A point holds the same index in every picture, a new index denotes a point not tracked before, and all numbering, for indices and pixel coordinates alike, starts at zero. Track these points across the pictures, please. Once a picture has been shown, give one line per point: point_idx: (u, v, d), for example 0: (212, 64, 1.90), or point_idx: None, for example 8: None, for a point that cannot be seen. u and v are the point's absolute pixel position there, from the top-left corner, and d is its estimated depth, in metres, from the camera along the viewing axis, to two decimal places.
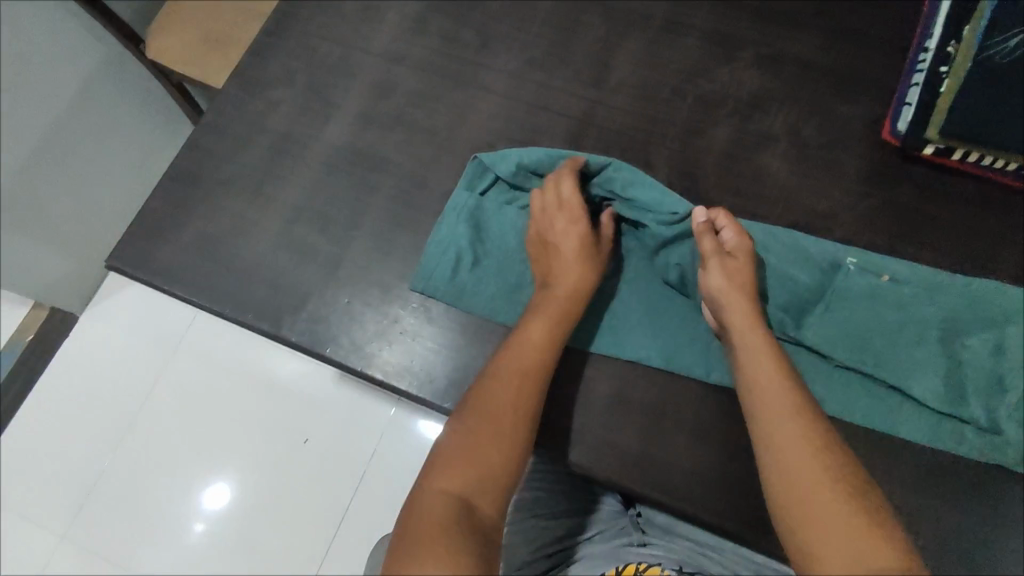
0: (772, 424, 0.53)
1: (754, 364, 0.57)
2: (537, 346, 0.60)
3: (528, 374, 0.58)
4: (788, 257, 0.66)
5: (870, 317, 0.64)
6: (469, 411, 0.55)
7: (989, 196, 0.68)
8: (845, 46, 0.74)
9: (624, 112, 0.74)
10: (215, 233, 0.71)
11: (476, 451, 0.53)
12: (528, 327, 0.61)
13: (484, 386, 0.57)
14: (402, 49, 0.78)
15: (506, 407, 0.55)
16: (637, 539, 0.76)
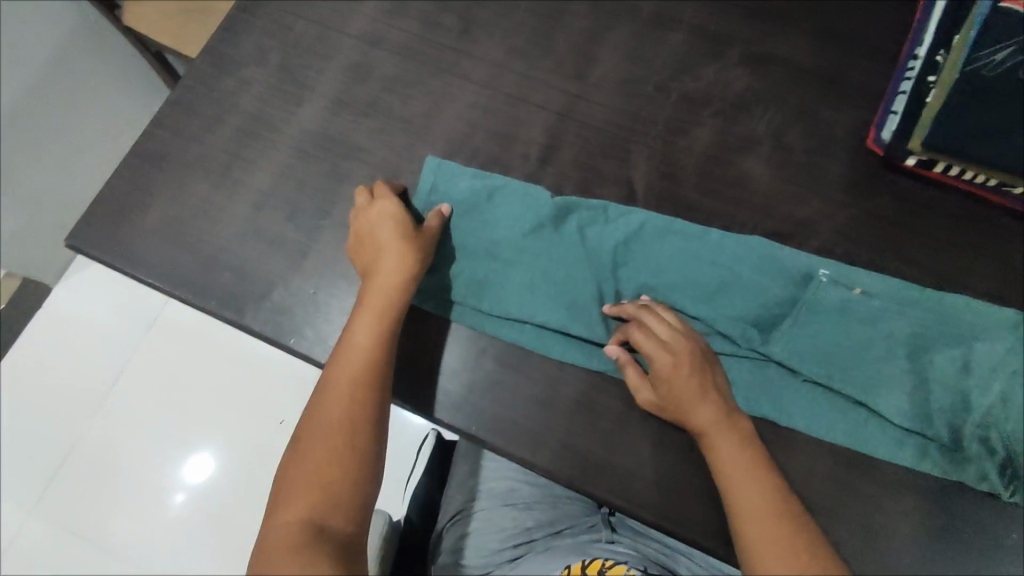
0: (735, 494, 0.55)
1: (707, 435, 0.57)
2: (362, 346, 0.58)
3: (355, 380, 0.56)
4: (761, 266, 0.65)
5: (839, 332, 0.63)
6: (308, 427, 0.55)
7: (968, 210, 0.67)
8: (832, 51, 0.73)
9: (606, 108, 0.72)
10: (180, 215, 0.69)
11: (322, 465, 0.53)
12: (354, 330, 0.59)
13: (318, 402, 0.56)
14: (382, 31, 0.76)
15: (339, 413, 0.55)
16: (606, 538, 0.74)
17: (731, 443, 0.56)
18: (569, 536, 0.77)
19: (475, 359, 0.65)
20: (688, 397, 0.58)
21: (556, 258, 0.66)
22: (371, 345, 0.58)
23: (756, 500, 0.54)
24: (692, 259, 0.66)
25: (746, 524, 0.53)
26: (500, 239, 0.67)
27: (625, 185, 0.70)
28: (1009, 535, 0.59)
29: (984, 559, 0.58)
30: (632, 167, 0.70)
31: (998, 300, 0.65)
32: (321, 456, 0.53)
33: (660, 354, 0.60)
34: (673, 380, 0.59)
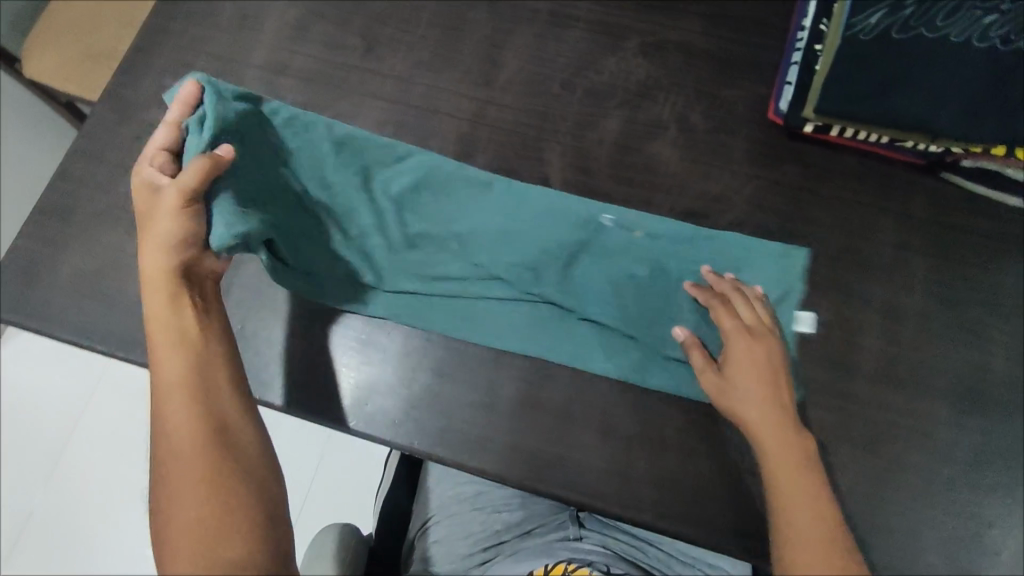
0: (780, 482, 0.54)
1: (765, 426, 0.56)
2: (179, 359, 0.52)
3: (181, 397, 0.51)
4: (598, 213, 0.68)
5: (620, 274, 0.66)
6: (160, 488, 0.49)
7: (868, 169, 0.70)
8: (726, 31, 0.76)
9: (515, 109, 0.73)
10: (95, 267, 0.67)
11: (191, 500, 0.47)
12: (162, 370, 0.52)
13: (159, 444, 0.50)
14: (284, 59, 0.75)
15: (183, 441, 0.49)
16: (574, 533, 0.75)
17: (789, 435, 0.56)
18: (538, 535, 0.77)
19: (411, 373, 0.65)
20: (757, 378, 0.58)
21: (477, 248, 0.68)
22: (187, 372, 0.51)
23: (803, 485, 0.54)
24: (618, 240, 0.67)
25: (786, 515, 0.53)
26: (419, 240, 0.69)
27: (542, 183, 0.71)
28: (944, 472, 0.61)
29: (924, 498, 0.60)
30: (547, 165, 0.71)
31: (906, 251, 0.68)
32: (188, 503, 0.47)
33: (737, 341, 0.60)
34: (744, 370, 0.58)
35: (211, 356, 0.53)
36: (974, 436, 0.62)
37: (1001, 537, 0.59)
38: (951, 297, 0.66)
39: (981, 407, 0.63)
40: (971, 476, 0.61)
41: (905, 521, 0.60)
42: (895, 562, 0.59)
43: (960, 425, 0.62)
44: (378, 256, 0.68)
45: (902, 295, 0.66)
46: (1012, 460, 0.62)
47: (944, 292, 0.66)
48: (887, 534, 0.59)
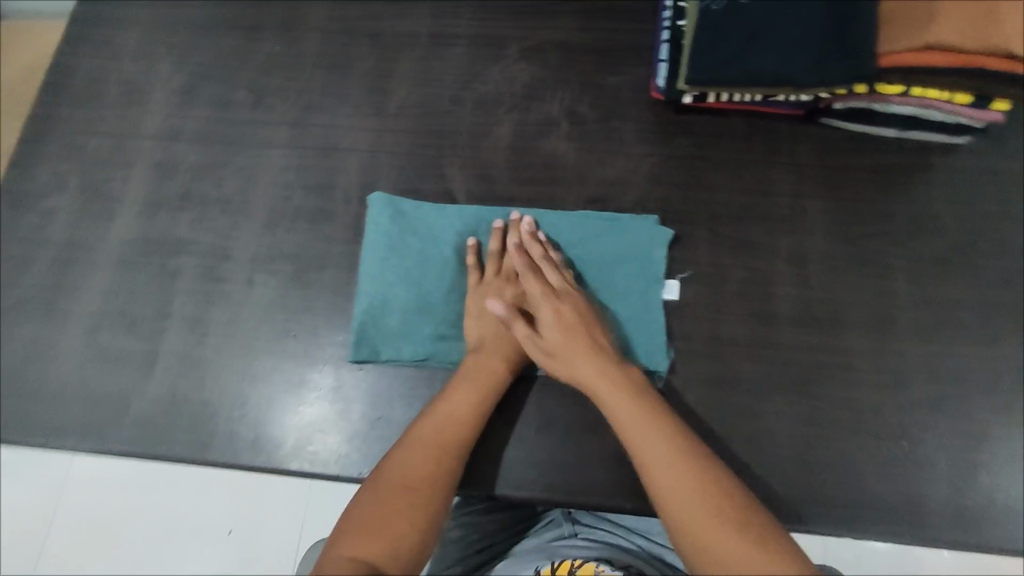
0: (642, 451, 0.53)
1: (619, 401, 0.57)
2: (504, 355, 0.63)
3: (467, 405, 0.59)
4: (392, 227, 0.69)
5: (459, 265, 0.68)
6: (391, 468, 0.54)
7: (753, 127, 0.73)
8: (598, 24, 0.79)
9: (410, 133, 0.75)
10: (14, 364, 0.67)
11: (423, 482, 0.54)
12: (451, 397, 0.60)
13: (411, 439, 0.57)
14: (176, 124, 0.76)
15: (460, 424, 0.58)
16: (568, 531, 0.72)
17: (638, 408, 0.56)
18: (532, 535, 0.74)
19: (347, 406, 0.65)
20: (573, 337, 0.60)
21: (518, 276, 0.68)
22: (477, 403, 0.60)
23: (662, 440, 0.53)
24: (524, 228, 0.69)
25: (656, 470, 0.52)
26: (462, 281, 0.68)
27: (447, 199, 0.72)
28: (870, 400, 0.63)
29: (855, 429, 0.63)
30: (449, 180, 0.73)
31: (801, 197, 0.71)
32: (393, 495, 0.52)
33: (545, 304, 0.62)
34: (572, 332, 0.61)
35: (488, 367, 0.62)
36: (893, 362, 0.65)
37: (932, 450, 0.62)
38: (850, 233, 0.69)
39: (894, 332, 0.65)
40: (896, 399, 0.64)
41: (839, 455, 0.62)
42: (836, 496, 0.61)
43: (876, 353, 0.65)
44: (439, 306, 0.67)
45: (804, 240, 0.69)
46: (930, 376, 0.64)
47: (842, 230, 0.69)
48: (827, 470, 0.62)
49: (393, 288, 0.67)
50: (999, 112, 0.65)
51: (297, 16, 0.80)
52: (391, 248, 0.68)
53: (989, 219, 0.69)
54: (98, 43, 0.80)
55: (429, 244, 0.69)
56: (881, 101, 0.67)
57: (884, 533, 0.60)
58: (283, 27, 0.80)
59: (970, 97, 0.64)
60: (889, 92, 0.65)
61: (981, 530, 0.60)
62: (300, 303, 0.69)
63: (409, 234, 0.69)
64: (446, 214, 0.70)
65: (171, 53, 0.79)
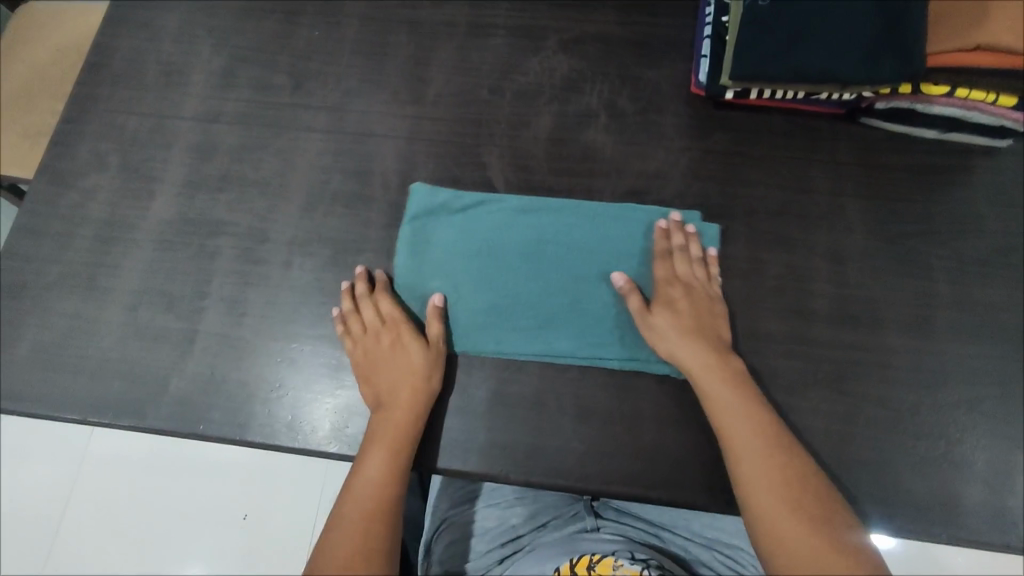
0: (733, 433, 0.58)
1: (722, 405, 0.60)
2: (402, 407, 0.62)
3: (377, 467, 0.59)
4: (437, 219, 0.70)
5: (503, 258, 0.68)
6: (330, 543, 0.57)
7: (793, 124, 0.73)
8: (639, 17, 0.79)
9: (448, 121, 0.75)
10: (54, 339, 0.67)
11: (354, 562, 0.55)
12: (363, 462, 0.60)
13: (335, 524, 0.58)
14: (216, 107, 0.76)
15: (379, 488, 0.59)
16: (591, 525, 0.76)
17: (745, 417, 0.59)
18: (555, 527, 0.77)
19: None
20: (689, 318, 0.64)
21: (561, 274, 0.68)
22: (388, 461, 0.60)
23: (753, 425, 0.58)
24: (569, 224, 0.69)
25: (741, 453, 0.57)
26: (506, 275, 0.68)
27: (486, 187, 0.72)
28: (907, 399, 0.64)
29: (891, 428, 0.63)
30: (488, 169, 0.73)
31: (841, 195, 0.71)
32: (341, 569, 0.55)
33: (668, 287, 0.66)
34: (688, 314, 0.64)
35: (392, 422, 0.61)
36: (930, 361, 0.65)
37: (969, 450, 0.62)
38: (889, 232, 0.69)
39: (931, 331, 0.66)
40: (932, 398, 0.64)
41: (876, 452, 0.62)
42: (874, 493, 0.61)
43: (913, 352, 0.65)
44: (481, 299, 0.67)
45: (843, 238, 0.69)
46: (968, 376, 0.64)
47: (881, 229, 0.69)
48: (863, 466, 0.62)
49: (436, 283, 0.68)
50: None
51: (337, 2, 0.80)
52: (433, 240, 0.69)
53: None
54: (138, 24, 0.80)
55: (473, 235, 0.69)
56: (925, 101, 0.67)
57: (921, 531, 0.60)
58: (323, 13, 0.80)
59: (1013, 99, 0.65)
60: (934, 92, 0.65)
61: (1018, 531, 0.60)
62: (338, 287, 0.69)
63: (454, 226, 0.69)
64: (479, 209, 0.70)
65: (211, 36, 0.79)
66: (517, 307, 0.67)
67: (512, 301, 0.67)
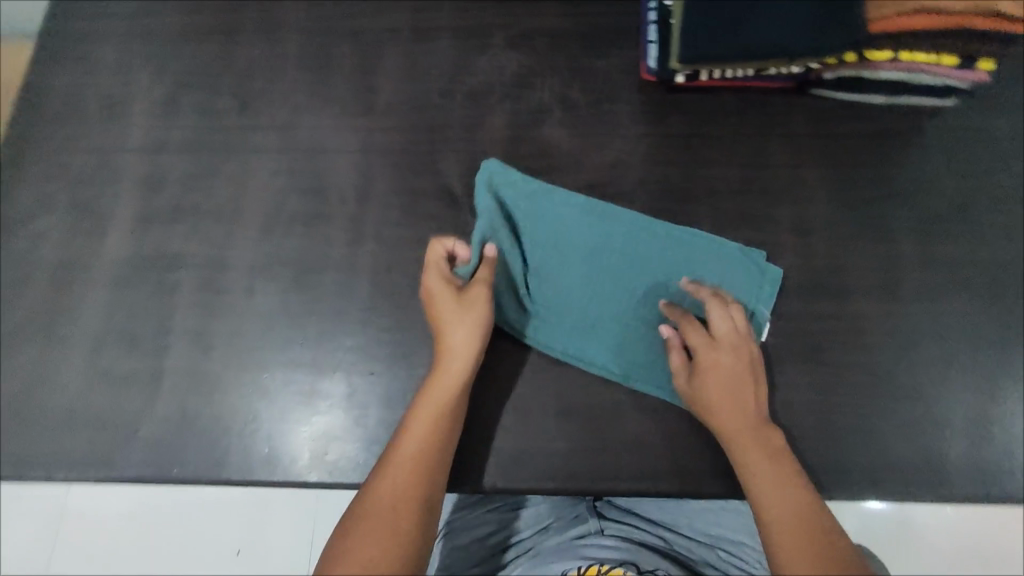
0: (774, 508, 0.50)
1: (762, 475, 0.52)
2: (457, 357, 0.60)
3: (427, 424, 0.56)
4: (517, 205, 0.68)
5: (574, 252, 0.67)
6: (375, 499, 0.51)
7: (745, 101, 0.73)
8: (583, 6, 0.78)
9: (402, 130, 0.74)
10: (13, 394, 0.65)
11: (397, 518, 0.50)
12: (412, 420, 0.56)
13: (375, 485, 0.52)
14: (160, 136, 0.74)
15: (429, 443, 0.55)
16: (595, 527, 0.72)
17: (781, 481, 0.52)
18: (557, 530, 0.74)
19: (362, 411, 0.64)
20: (733, 373, 0.57)
21: (628, 277, 0.67)
22: (443, 413, 0.57)
23: (797, 500, 0.50)
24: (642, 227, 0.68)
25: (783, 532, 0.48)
26: (569, 274, 0.67)
27: (446, 193, 0.71)
28: (883, 362, 0.64)
29: (870, 393, 0.63)
30: (446, 175, 0.72)
31: (799, 168, 0.71)
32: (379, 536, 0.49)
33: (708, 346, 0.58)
34: (728, 372, 0.57)
35: (449, 373, 0.59)
36: (900, 323, 0.65)
37: (948, 407, 0.63)
38: (849, 200, 0.70)
39: (900, 293, 0.66)
40: (906, 359, 0.64)
41: (858, 418, 0.63)
42: (860, 458, 0.62)
43: (885, 316, 0.66)
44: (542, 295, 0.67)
45: (805, 210, 0.69)
46: (938, 334, 0.65)
47: (842, 197, 0.70)
48: (846, 435, 0.62)
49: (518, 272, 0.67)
50: (984, 72, 0.66)
51: (275, 18, 0.78)
52: (525, 216, 0.68)
53: (981, 175, 0.70)
54: (69, 58, 0.77)
55: (546, 224, 0.68)
56: (869, 67, 0.67)
57: (906, 491, 0.61)
58: (261, 29, 0.78)
59: (956, 59, 0.65)
60: (879, 57, 0.65)
61: (1001, 481, 0.61)
62: (305, 309, 0.67)
63: (529, 214, 0.68)
64: (569, 202, 0.69)
65: (148, 63, 0.77)
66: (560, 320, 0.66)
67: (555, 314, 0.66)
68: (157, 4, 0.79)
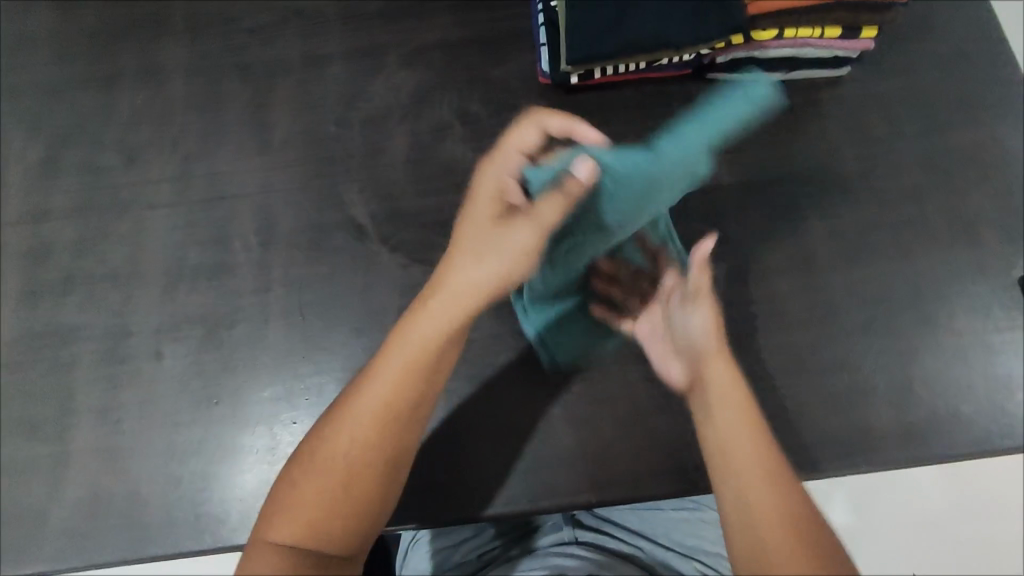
0: (761, 514, 0.46)
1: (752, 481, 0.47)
2: (470, 288, 0.51)
3: (414, 361, 0.50)
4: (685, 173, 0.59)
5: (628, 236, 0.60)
6: (323, 454, 0.47)
7: (645, 94, 0.73)
8: (475, 14, 0.76)
9: (300, 165, 0.71)
10: None
11: (357, 460, 0.47)
12: (396, 349, 0.50)
13: (351, 413, 0.48)
14: (42, 202, 0.70)
15: (416, 382, 0.49)
16: (569, 536, 0.65)
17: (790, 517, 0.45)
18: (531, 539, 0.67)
19: None
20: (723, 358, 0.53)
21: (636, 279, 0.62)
22: (432, 357, 0.50)
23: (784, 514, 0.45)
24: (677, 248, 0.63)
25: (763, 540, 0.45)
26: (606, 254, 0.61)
27: (353, 226, 0.69)
28: (805, 339, 0.65)
29: (797, 373, 0.64)
30: (350, 206, 0.69)
31: None
32: (312, 508, 0.46)
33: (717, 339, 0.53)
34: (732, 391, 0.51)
35: (457, 296, 0.51)
36: (818, 298, 0.66)
37: (871, 375, 0.64)
38: (756, 182, 0.70)
39: (815, 269, 0.67)
40: (827, 333, 0.65)
41: (786, 399, 0.63)
42: (793, 440, 0.62)
43: (802, 293, 0.66)
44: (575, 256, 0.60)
45: (715, 197, 0.69)
46: (857, 304, 0.66)
47: (750, 179, 0.70)
48: (776, 418, 0.62)
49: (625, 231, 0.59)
50: (869, 39, 0.68)
51: (154, 61, 0.74)
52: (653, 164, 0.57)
53: (881, 141, 0.70)
54: None
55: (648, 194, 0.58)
56: (760, 47, 0.67)
57: (841, 467, 0.61)
58: (141, 74, 0.74)
59: (839, 29, 0.66)
60: (764, 37, 0.66)
61: (928, 442, 0.62)
62: (218, 366, 0.64)
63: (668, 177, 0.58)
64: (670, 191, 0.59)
65: (21, 124, 0.72)
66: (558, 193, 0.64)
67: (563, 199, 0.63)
68: (25, 60, 0.74)
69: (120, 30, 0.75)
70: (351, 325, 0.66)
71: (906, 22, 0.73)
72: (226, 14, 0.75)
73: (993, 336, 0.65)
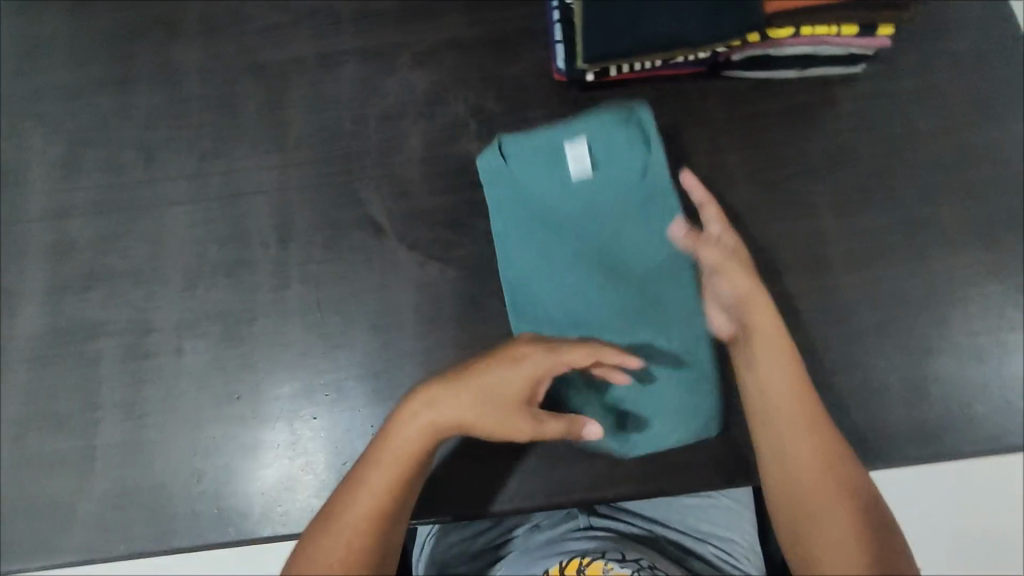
0: (801, 466, 0.52)
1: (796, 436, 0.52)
2: (476, 400, 0.52)
3: (418, 442, 0.51)
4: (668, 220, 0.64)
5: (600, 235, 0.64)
6: (339, 527, 0.48)
7: (660, 91, 0.73)
8: (489, 11, 0.76)
9: (316, 163, 0.72)
10: None
11: (363, 538, 0.48)
12: (406, 427, 0.51)
13: (358, 496, 0.49)
14: (64, 201, 0.71)
15: (418, 458, 0.51)
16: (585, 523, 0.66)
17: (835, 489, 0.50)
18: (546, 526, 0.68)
19: (309, 459, 0.63)
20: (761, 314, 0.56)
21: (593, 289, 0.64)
22: (434, 441, 0.51)
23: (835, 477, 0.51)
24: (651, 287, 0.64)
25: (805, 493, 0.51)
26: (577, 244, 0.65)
27: (369, 224, 0.70)
28: (819, 337, 0.65)
29: (810, 370, 0.64)
30: (367, 204, 0.70)
31: (718, 154, 0.71)
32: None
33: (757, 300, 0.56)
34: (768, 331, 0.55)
35: (463, 404, 0.52)
36: (830, 297, 0.66)
37: (884, 373, 0.64)
38: (770, 180, 0.70)
39: (830, 268, 0.67)
40: (841, 332, 0.65)
41: None
42: None
43: (817, 291, 0.66)
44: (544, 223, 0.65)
45: (730, 196, 0.70)
46: (871, 303, 0.66)
47: (764, 178, 0.70)
48: None
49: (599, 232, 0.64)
50: (886, 36, 0.67)
51: (171, 61, 0.75)
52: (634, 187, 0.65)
53: (895, 140, 0.71)
54: None
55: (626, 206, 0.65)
56: (775, 45, 0.68)
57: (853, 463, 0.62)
58: (158, 73, 0.74)
59: (856, 28, 0.66)
60: (780, 35, 0.66)
61: (940, 440, 0.63)
62: (238, 362, 0.66)
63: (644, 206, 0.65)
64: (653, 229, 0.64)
65: (41, 123, 0.73)
66: (637, 193, 0.65)
67: (633, 207, 0.65)
68: (44, 59, 0.75)
69: (137, 30, 0.75)
70: (368, 323, 0.66)
71: (923, 20, 0.73)
72: (241, 12, 0.76)
73: (1007, 334, 0.65)
